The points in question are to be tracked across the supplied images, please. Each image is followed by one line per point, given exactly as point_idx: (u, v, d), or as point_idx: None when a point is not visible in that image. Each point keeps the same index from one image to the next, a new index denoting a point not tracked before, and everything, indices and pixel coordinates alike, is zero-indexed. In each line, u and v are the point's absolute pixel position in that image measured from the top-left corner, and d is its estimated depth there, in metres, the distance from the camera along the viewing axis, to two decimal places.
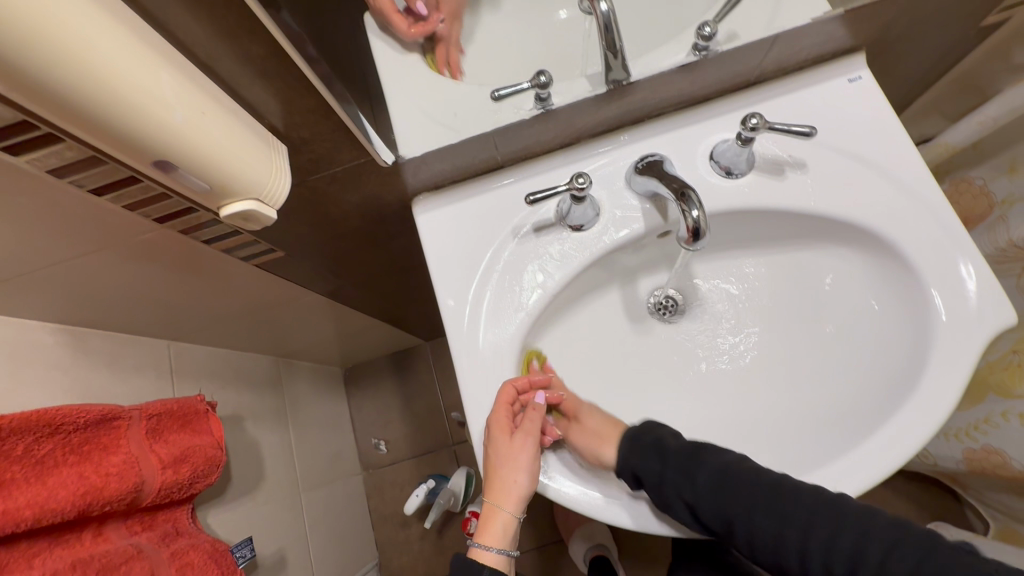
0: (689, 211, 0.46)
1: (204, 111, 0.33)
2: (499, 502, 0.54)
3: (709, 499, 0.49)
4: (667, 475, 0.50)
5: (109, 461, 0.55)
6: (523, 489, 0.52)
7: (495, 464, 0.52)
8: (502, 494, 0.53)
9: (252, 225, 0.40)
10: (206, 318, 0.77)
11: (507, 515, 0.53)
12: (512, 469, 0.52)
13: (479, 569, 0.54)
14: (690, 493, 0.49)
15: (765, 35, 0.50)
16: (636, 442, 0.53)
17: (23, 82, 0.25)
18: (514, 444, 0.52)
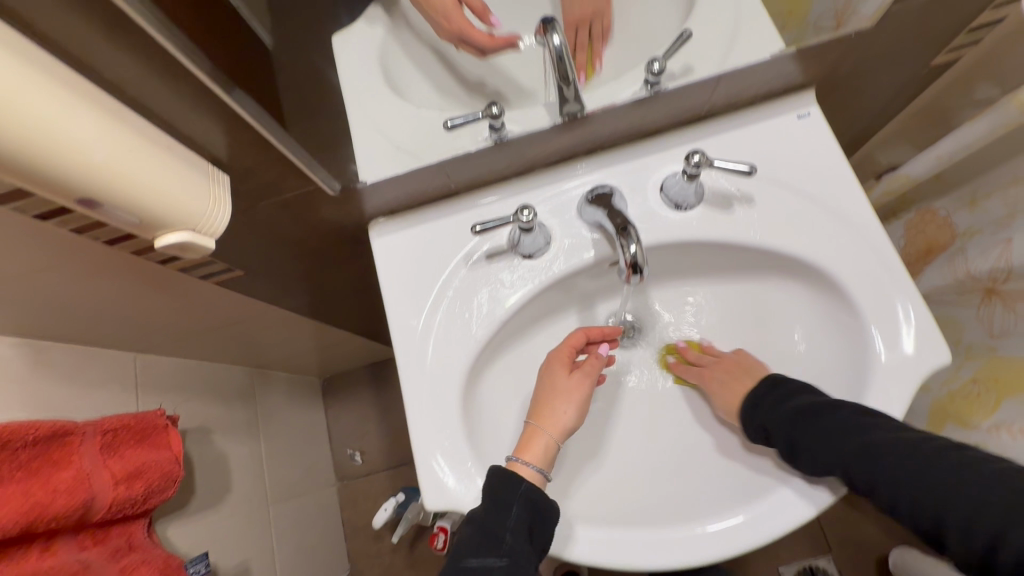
0: (628, 246, 0.47)
1: (129, 149, 0.33)
2: (541, 423, 0.54)
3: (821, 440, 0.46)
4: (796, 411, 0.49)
5: (58, 477, 0.55)
6: (566, 420, 0.54)
7: (549, 392, 0.55)
8: (550, 415, 0.54)
9: (190, 254, 0.41)
10: (172, 332, 0.78)
11: (548, 438, 0.53)
12: (562, 402, 0.54)
13: (517, 482, 0.49)
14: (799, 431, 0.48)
15: (714, 73, 0.52)
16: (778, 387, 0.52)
17: None
18: (569, 380, 0.55)
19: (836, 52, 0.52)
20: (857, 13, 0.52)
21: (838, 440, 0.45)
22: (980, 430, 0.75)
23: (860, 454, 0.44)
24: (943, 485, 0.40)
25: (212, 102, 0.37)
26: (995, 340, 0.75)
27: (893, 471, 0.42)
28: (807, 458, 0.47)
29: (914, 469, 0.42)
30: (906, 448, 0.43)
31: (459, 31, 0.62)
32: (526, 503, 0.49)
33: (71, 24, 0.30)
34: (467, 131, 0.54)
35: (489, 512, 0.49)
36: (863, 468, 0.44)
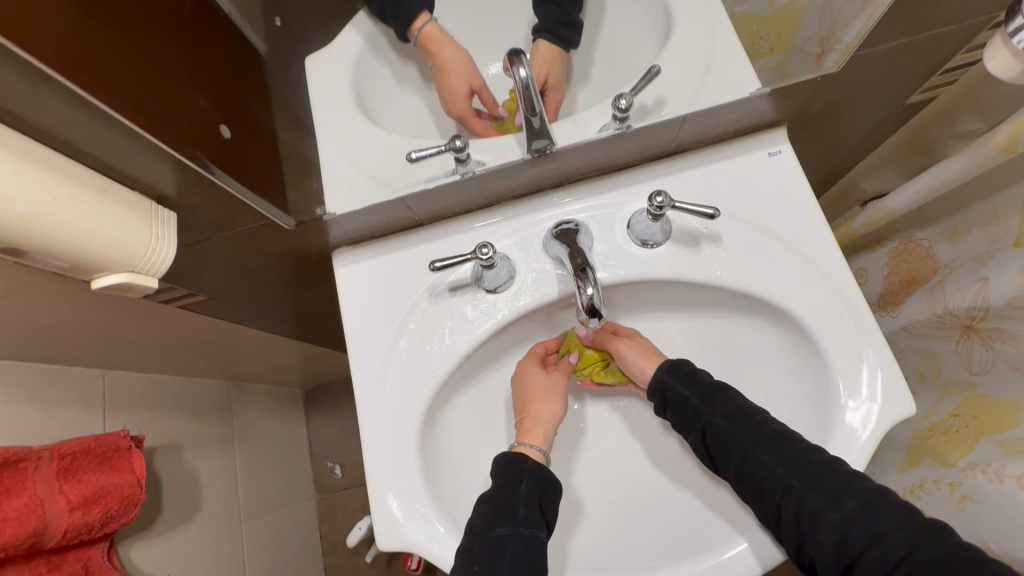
0: (585, 289, 0.47)
1: (56, 196, 0.32)
2: (535, 410, 0.55)
3: (724, 429, 0.49)
4: (696, 401, 0.51)
5: (8, 505, 0.54)
6: (557, 407, 0.56)
7: (534, 388, 0.57)
8: (543, 404, 0.56)
9: (131, 292, 0.40)
10: (140, 351, 0.77)
11: (545, 424, 0.55)
12: (549, 392, 0.57)
13: (524, 460, 0.51)
14: (708, 418, 0.50)
15: (679, 113, 0.51)
16: (678, 366, 0.54)
17: None
18: (548, 377, 0.58)
19: (806, 91, 0.52)
20: (837, 41, 0.52)
21: (750, 425, 0.48)
22: (955, 469, 0.74)
23: (767, 444, 0.47)
24: (831, 491, 0.43)
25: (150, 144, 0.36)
26: (975, 377, 0.73)
27: (793, 465, 0.45)
28: (715, 438, 0.49)
29: (809, 466, 0.44)
30: (806, 452, 0.45)
31: (462, 116, 0.61)
32: (533, 477, 0.50)
33: None
34: (435, 161, 0.54)
35: (500, 488, 0.49)
36: (761, 456, 0.46)
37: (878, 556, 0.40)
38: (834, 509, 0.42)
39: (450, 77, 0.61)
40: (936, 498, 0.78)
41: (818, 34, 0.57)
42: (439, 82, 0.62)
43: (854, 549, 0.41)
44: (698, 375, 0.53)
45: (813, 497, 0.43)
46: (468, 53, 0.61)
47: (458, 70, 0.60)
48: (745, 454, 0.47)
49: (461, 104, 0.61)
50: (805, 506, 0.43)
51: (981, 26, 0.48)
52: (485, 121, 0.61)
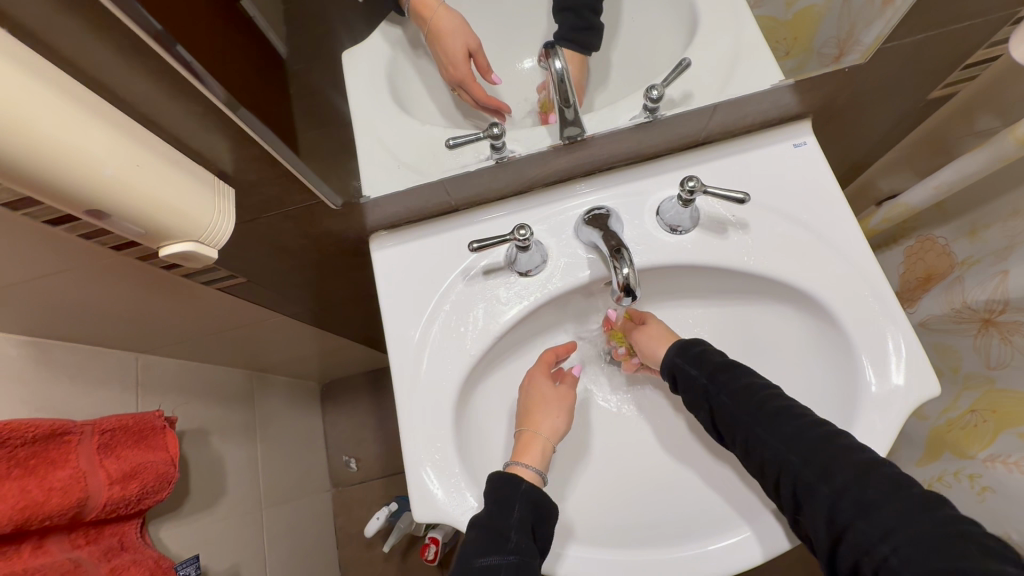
0: (620, 268, 0.48)
1: (138, 163, 0.35)
2: (533, 427, 0.55)
3: (730, 406, 0.50)
4: (704, 380, 0.52)
5: (54, 476, 0.56)
6: (558, 424, 0.56)
7: (538, 399, 0.58)
8: (543, 420, 0.56)
9: (193, 262, 0.42)
10: (173, 335, 0.79)
11: (545, 442, 0.55)
12: (552, 408, 0.57)
13: (518, 482, 0.51)
14: (714, 398, 0.51)
15: (711, 102, 0.53)
16: (686, 348, 0.55)
17: None
18: (556, 390, 0.59)
19: (832, 83, 0.54)
20: (857, 43, 0.53)
21: (753, 402, 0.49)
22: (976, 461, 0.75)
23: (765, 420, 0.47)
24: (825, 466, 0.43)
25: (220, 120, 0.39)
26: (993, 371, 0.74)
27: (790, 441, 0.46)
28: (722, 415, 0.51)
29: (805, 442, 0.45)
30: (804, 426, 0.46)
31: (462, 82, 0.61)
32: (527, 501, 0.50)
33: (89, 47, 0.32)
34: (470, 149, 0.55)
35: (491, 513, 0.49)
36: (762, 433, 0.47)
37: (867, 529, 0.40)
38: (827, 484, 0.43)
39: (447, 41, 0.60)
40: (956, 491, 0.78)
41: (835, 37, 0.57)
42: (433, 46, 0.61)
43: (843, 522, 0.41)
44: (707, 355, 0.54)
45: (808, 472, 0.44)
46: (461, 14, 0.60)
47: (454, 33, 0.60)
48: (747, 428, 0.48)
49: (466, 70, 0.61)
50: (801, 479, 0.44)
51: (1003, 21, 0.49)
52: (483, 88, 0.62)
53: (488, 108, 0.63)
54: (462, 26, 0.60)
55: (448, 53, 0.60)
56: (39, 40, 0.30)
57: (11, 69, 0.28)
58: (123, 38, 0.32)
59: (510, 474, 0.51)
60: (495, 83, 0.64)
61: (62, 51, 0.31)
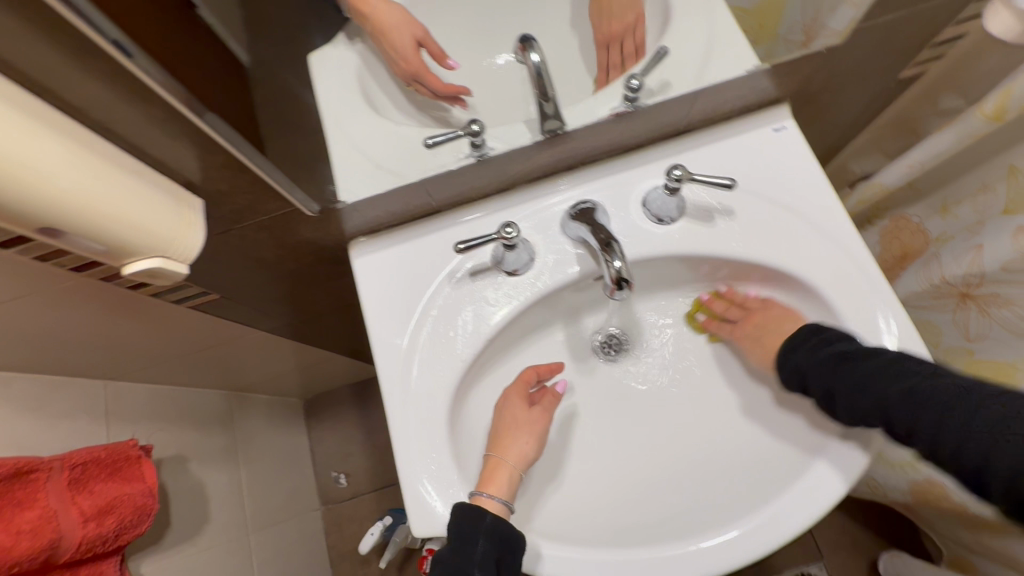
0: (612, 262, 0.48)
1: (96, 174, 0.32)
2: (501, 454, 0.53)
3: (848, 384, 0.46)
4: (825, 359, 0.48)
5: (20, 518, 0.52)
6: (528, 450, 0.54)
7: (510, 424, 0.55)
8: (512, 445, 0.54)
9: (160, 281, 0.39)
10: (143, 359, 0.75)
11: (511, 468, 0.52)
12: (522, 432, 0.55)
13: (483, 514, 0.48)
14: (833, 380, 0.47)
15: (690, 89, 0.53)
16: (803, 338, 0.51)
17: None
18: (527, 413, 0.56)
19: (809, 66, 0.54)
20: (826, 28, 0.53)
21: (862, 365, 0.46)
22: None
23: (879, 376, 0.44)
24: (941, 412, 0.40)
25: (184, 127, 0.36)
26: (972, 343, 0.77)
27: (900, 392, 0.43)
28: (840, 397, 0.46)
29: (925, 390, 0.41)
30: (916, 372, 0.43)
31: (416, 74, 0.58)
32: (492, 535, 0.48)
33: (34, 51, 0.29)
34: (448, 148, 0.53)
35: (454, 549, 0.48)
36: (887, 394, 0.43)
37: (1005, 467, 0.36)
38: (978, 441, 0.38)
39: (395, 35, 0.57)
40: None
41: (801, 23, 0.56)
42: (380, 43, 0.57)
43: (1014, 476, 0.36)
44: (831, 338, 0.50)
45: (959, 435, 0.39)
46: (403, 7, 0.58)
47: (400, 26, 0.57)
48: (877, 408, 0.44)
49: (420, 61, 0.58)
50: (965, 453, 0.38)
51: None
52: (438, 77, 0.60)
53: (448, 97, 0.61)
54: (405, 17, 0.58)
55: (398, 46, 0.57)
56: None
57: None
58: (70, 40, 0.29)
59: (473, 505, 0.49)
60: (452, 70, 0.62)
61: (2, 55, 0.28)
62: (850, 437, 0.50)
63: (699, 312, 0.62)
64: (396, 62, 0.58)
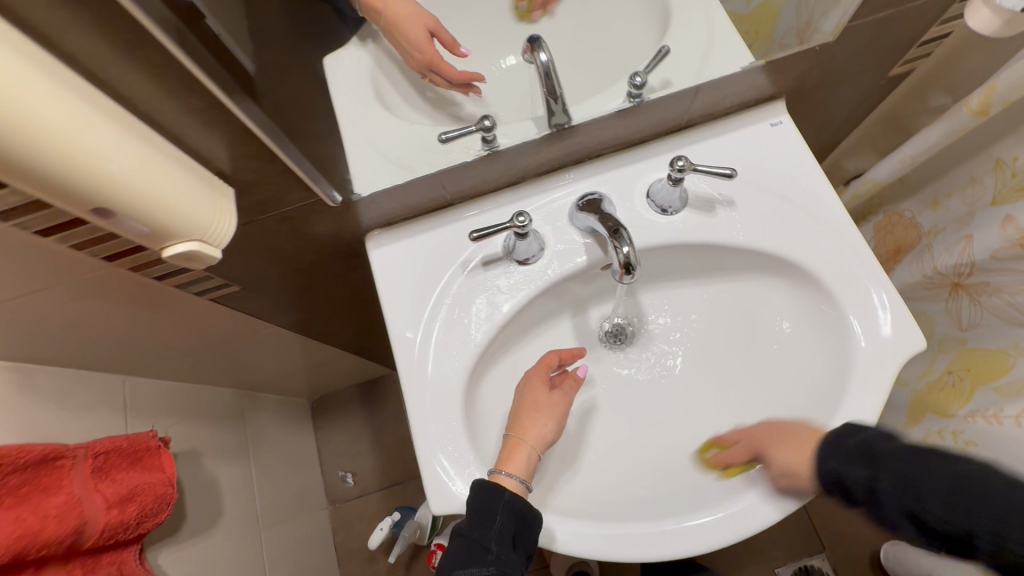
0: (621, 247, 0.50)
1: (143, 159, 0.34)
2: (521, 435, 0.55)
3: (912, 489, 0.41)
4: (868, 463, 0.44)
5: (49, 502, 0.54)
6: (547, 430, 0.55)
7: (530, 406, 0.56)
8: (532, 427, 0.55)
9: (196, 264, 0.42)
10: (160, 354, 0.76)
11: (530, 449, 0.54)
12: (542, 415, 0.56)
13: (501, 493, 0.50)
14: (886, 483, 0.43)
15: (691, 85, 0.56)
16: (839, 438, 0.47)
17: None
18: (548, 397, 0.57)
19: (803, 63, 0.57)
20: (817, 31, 0.56)
21: (870, 457, 0.44)
22: (958, 418, 0.78)
23: (886, 468, 0.43)
24: (956, 493, 0.39)
25: (222, 117, 0.39)
26: (965, 332, 0.78)
27: (912, 478, 0.41)
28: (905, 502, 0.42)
29: (936, 472, 0.41)
30: (909, 455, 0.42)
31: (432, 65, 0.57)
32: (510, 512, 0.50)
33: (93, 46, 0.31)
34: (460, 144, 0.55)
35: (473, 524, 0.50)
36: (909, 485, 0.41)
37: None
38: None
39: (407, 28, 0.55)
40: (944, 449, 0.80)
41: (795, 27, 0.57)
42: (393, 38, 0.56)
43: None
44: (862, 438, 0.46)
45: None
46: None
47: (411, 18, 0.55)
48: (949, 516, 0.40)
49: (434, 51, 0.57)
50: None
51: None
52: (452, 64, 0.59)
53: (462, 85, 0.61)
54: (414, 6, 0.56)
55: (411, 39, 0.56)
56: (43, 37, 0.30)
57: (19, 64, 0.28)
58: (127, 36, 0.32)
59: (491, 483, 0.50)
60: (465, 56, 0.61)
61: (65, 48, 0.31)
62: (848, 414, 0.52)
63: (711, 449, 0.59)
64: (410, 56, 0.57)
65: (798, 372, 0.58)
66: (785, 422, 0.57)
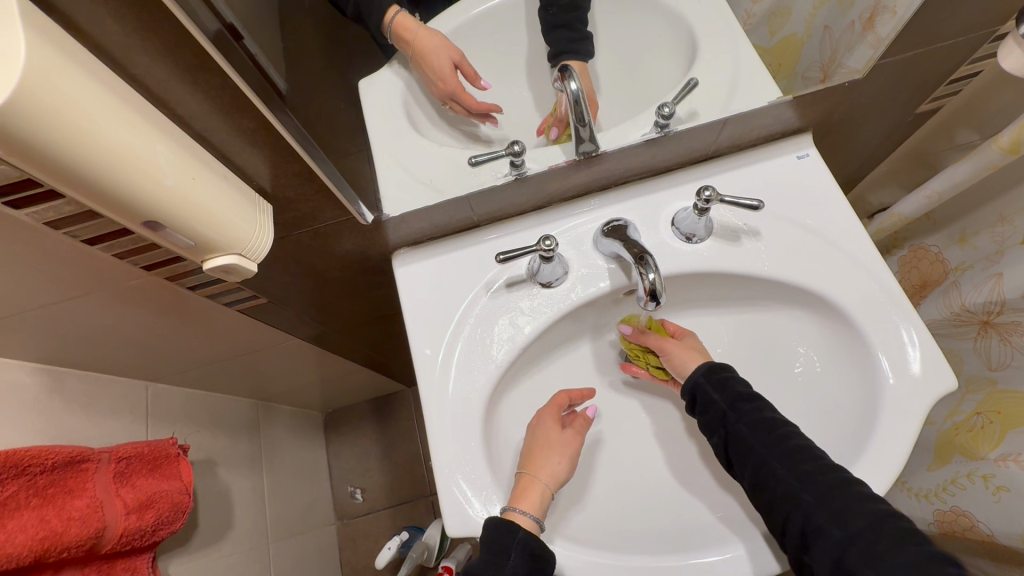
0: (646, 274, 0.50)
1: (193, 175, 0.36)
2: (533, 472, 0.53)
3: (747, 437, 0.50)
4: (722, 406, 0.53)
5: (72, 505, 0.54)
6: (560, 470, 0.54)
7: (542, 444, 0.56)
8: (545, 465, 0.54)
9: (233, 277, 0.43)
10: (184, 362, 0.78)
11: (543, 487, 0.53)
12: (554, 453, 0.55)
13: (515, 531, 0.49)
14: (732, 426, 0.52)
15: (719, 117, 0.56)
16: (714, 371, 0.55)
17: (39, 163, 0.28)
18: (561, 434, 0.57)
19: (832, 98, 0.58)
20: (844, 67, 0.57)
21: (771, 437, 0.50)
22: (987, 461, 0.74)
23: (788, 459, 0.48)
24: (835, 506, 0.45)
25: (268, 137, 0.40)
26: (995, 373, 0.76)
27: (805, 480, 0.47)
28: (737, 446, 0.51)
29: (821, 483, 0.46)
30: (821, 469, 0.47)
31: (453, 94, 0.59)
32: (523, 551, 0.49)
33: (156, 69, 0.33)
34: (489, 167, 0.56)
35: (486, 561, 0.49)
36: (777, 467, 0.48)
37: (865, 570, 0.42)
38: (839, 527, 0.44)
39: (432, 58, 0.58)
40: (971, 494, 0.77)
41: (818, 63, 0.59)
42: (418, 68, 0.58)
43: (850, 566, 0.43)
44: (732, 382, 0.54)
45: (820, 512, 0.45)
46: (439, 31, 0.59)
47: (438, 50, 0.58)
48: (759, 463, 0.49)
49: (456, 82, 0.59)
50: (808, 520, 0.45)
51: (984, 39, 0.54)
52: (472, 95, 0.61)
53: (480, 115, 0.63)
54: (441, 40, 0.58)
55: (436, 70, 0.58)
56: (114, 61, 0.32)
57: (94, 86, 0.29)
58: (187, 60, 0.33)
59: (503, 521, 0.49)
60: (485, 90, 0.63)
61: (132, 71, 0.33)
62: (879, 454, 0.50)
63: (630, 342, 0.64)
64: (433, 85, 0.59)
65: (822, 408, 0.57)
66: None
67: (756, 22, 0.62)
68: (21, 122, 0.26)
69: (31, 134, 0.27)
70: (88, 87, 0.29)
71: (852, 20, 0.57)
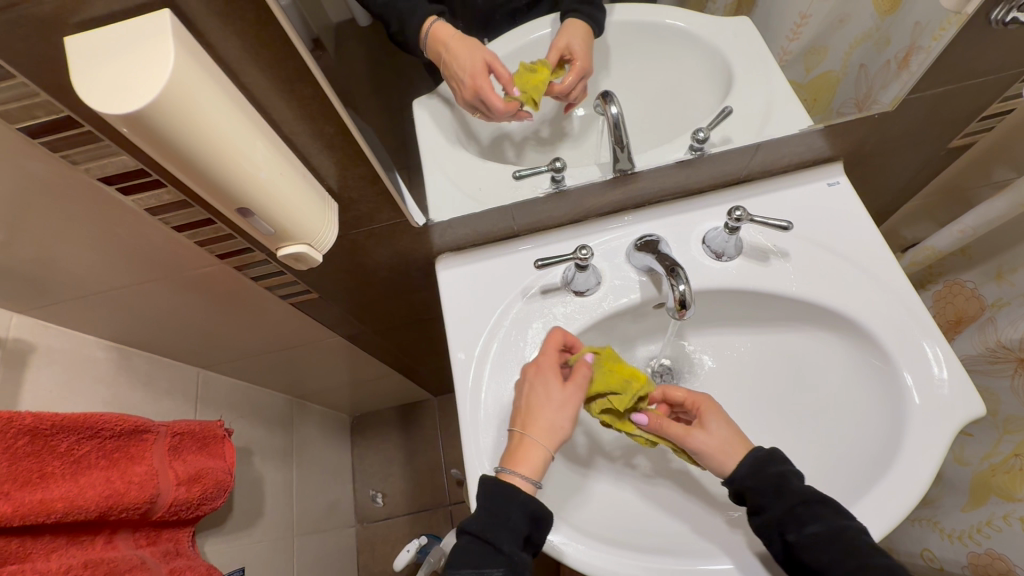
0: (677, 285, 0.53)
1: (281, 171, 0.41)
2: (534, 434, 0.52)
3: (815, 550, 0.47)
4: (779, 513, 0.50)
5: (133, 471, 0.59)
6: (561, 429, 0.53)
7: (543, 401, 0.54)
8: (544, 424, 0.53)
9: (301, 265, 0.47)
10: (234, 353, 0.84)
11: (542, 449, 0.52)
12: (557, 411, 0.54)
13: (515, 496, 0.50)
14: (794, 534, 0.49)
15: (752, 142, 0.59)
16: (763, 467, 0.52)
17: (169, 152, 0.34)
18: (563, 390, 0.55)
19: (863, 129, 0.60)
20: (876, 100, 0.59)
21: (843, 552, 0.46)
22: None
23: None
24: None
25: (343, 142, 0.46)
26: None
27: None
28: (804, 554, 0.48)
29: None
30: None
31: (481, 92, 0.58)
32: (523, 512, 0.50)
33: (260, 79, 0.39)
34: (531, 181, 0.60)
35: (487, 523, 0.50)
36: None
37: None
38: None
39: (464, 59, 0.58)
40: (1009, 537, 0.74)
41: (853, 98, 0.62)
42: (449, 71, 0.58)
43: None
44: (787, 483, 0.51)
45: None
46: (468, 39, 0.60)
47: (468, 53, 0.59)
48: None
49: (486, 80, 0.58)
50: None
51: (1012, 79, 0.56)
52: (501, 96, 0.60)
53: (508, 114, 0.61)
54: (470, 46, 0.59)
55: (465, 68, 0.58)
56: (230, 71, 0.38)
57: (218, 91, 0.35)
58: (287, 72, 0.39)
59: (500, 483, 0.51)
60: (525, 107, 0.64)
61: (243, 80, 0.39)
62: (907, 468, 0.51)
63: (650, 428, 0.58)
64: (464, 84, 0.59)
65: (847, 426, 0.58)
66: (834, 472, 0.56)
67: (793, 58, 0.65)
68: (159, 119, 0.31)
69: (168, 128, 0.32)
70: (214, 92, 0.35)
71: (888, 60, 0.60)
